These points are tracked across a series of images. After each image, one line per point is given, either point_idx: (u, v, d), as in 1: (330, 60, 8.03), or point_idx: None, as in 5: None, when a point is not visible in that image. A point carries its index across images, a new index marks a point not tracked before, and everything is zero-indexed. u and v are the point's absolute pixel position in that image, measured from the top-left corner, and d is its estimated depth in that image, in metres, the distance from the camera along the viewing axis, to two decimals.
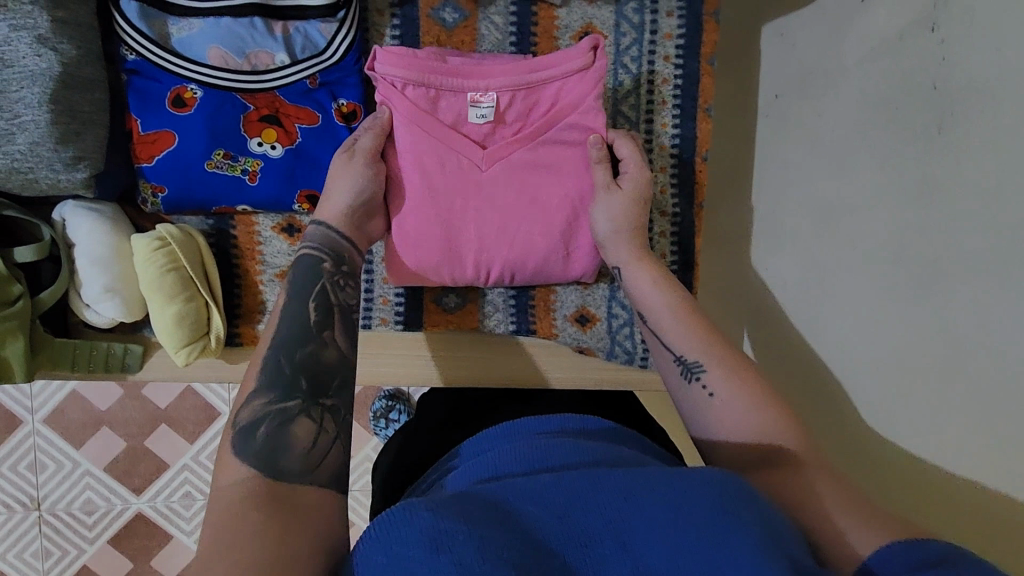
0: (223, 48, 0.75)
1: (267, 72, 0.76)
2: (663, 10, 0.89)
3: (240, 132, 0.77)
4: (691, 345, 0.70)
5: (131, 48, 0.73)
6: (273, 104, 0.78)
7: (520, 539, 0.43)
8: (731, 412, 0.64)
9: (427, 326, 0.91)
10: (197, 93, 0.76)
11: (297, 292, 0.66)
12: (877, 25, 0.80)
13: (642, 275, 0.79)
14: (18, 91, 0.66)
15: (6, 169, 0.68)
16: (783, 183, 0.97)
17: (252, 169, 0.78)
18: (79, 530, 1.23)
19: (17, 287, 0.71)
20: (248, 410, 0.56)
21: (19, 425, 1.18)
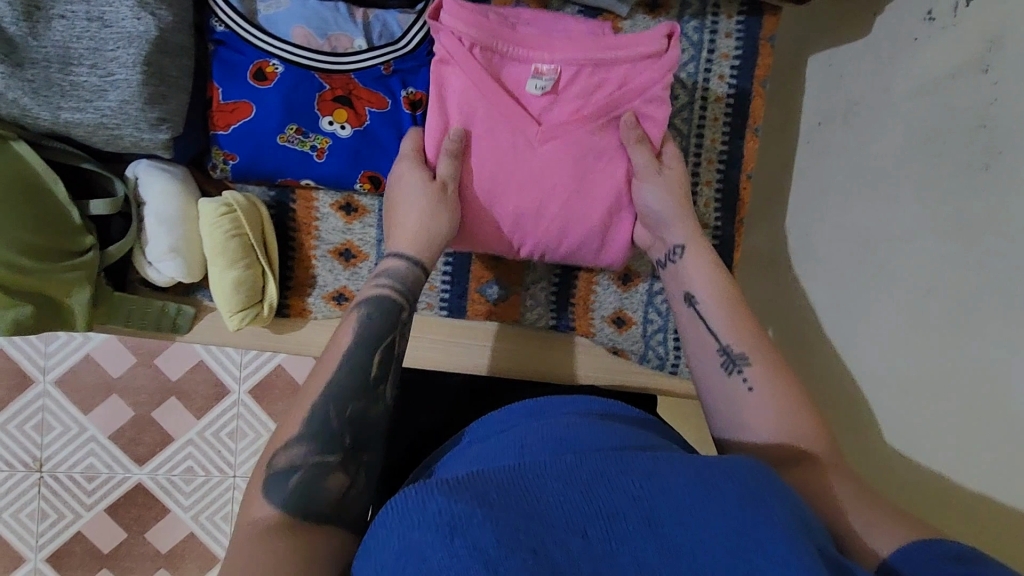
0: (307, 28, 0.79)
1: (345, 55, 0.80)
2: (723, 31, 0.92)
3: (314, 109, 0.80)
4: (735, 336, 0.73)
5: (220, 20, 0.77)
6: (348, 86, 0.81)
7: (539, 520, 0.43)
8: (761, 408, 0.68)
9: (471, 314, 0.94)
10: (278, 68, 0.79)
11: (369, 334, 0.70)
12: (925, 64, 0.84)
13: (701, 255, 0.81)
14: (115, 50, 0.69)
15: (94, 124, 0.70)
16: (820, 208, 1.01)
17: (321, 146, 0.81)
18: (77, 495, 1.25)
19: (87, 239, 0.74)
20: (287, 454, 0.60)
21: (30, 384, 1.22)
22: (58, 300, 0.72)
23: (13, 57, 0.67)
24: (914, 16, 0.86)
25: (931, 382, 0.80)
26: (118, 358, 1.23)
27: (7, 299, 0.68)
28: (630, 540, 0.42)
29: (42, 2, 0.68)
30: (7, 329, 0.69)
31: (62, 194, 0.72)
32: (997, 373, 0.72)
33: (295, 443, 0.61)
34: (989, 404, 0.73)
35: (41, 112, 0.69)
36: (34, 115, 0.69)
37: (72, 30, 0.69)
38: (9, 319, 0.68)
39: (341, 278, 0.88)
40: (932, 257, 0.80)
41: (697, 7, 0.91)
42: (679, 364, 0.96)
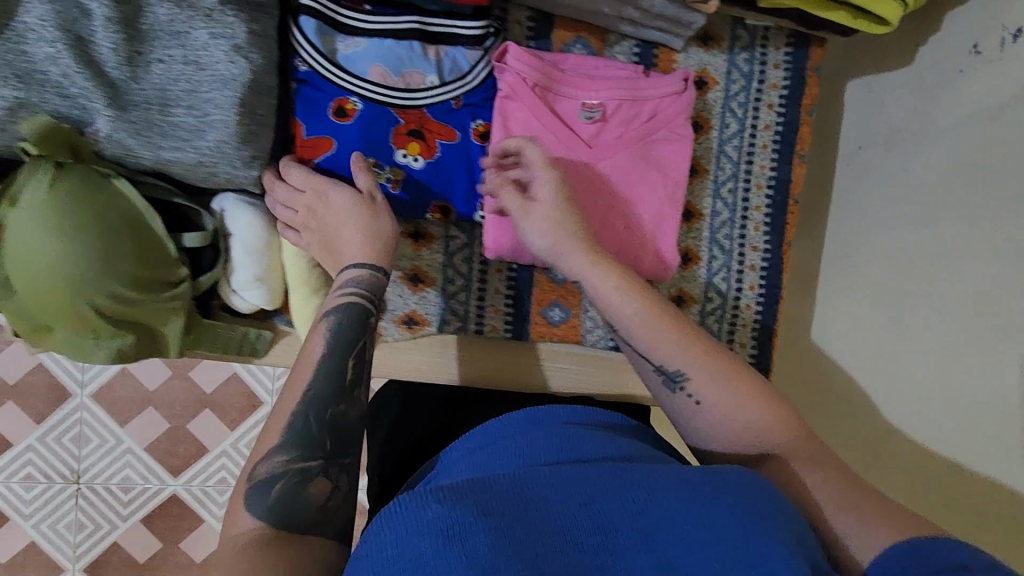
0: (383, 66, 0.82)
1: (419, 91, 0.83)
2: (772, 62, 0.96)
3: (389, 142, 0.83)
4: (668, 352, 0.71)
5: (304, 60, 0.80)
6: (421, 120, 0.84)
7: (541, 529, 0.47)
8: (718, 417, 0.67)
9: (535, 336, 0.96)
10: (357, 104, 0.82)
11: (342, 346, 0.71)
12: (973, 95, 0.87)
13: (607, 277, 0.74)
14: (211, 92, 0.73)
15: (192, 163, 0.74)
16: (860, 230, 1.04)
17: (395, 178, 0.84)
18: (114, 506, 1.31)
19: (182, 270, 0.78)
20: (268, 465, 0.62)
21: (68, 398, 1.29)
22: (156, 329, 0.77)
23: (118, 100, 0.71)
24: (961, 48, 0.90)
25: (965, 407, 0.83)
26: (154, 372, 1.30)
27: (112, 329, 0.74)
28: (617, 550, 0.47)
29: (142, 46, 0.71)
30: (112, 357, 0.75)
31: (159, 229, 0.75)
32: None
33: (276, 453, 0.63)
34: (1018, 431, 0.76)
35: (144, 153, 0.73)
36: (137, 155, 0.73)
37: (169, 74, 0.72)
38: (113, 349, 0.74)
39: (410, 302, 0.92)
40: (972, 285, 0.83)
41: (747, 40, 0.95)
42: None
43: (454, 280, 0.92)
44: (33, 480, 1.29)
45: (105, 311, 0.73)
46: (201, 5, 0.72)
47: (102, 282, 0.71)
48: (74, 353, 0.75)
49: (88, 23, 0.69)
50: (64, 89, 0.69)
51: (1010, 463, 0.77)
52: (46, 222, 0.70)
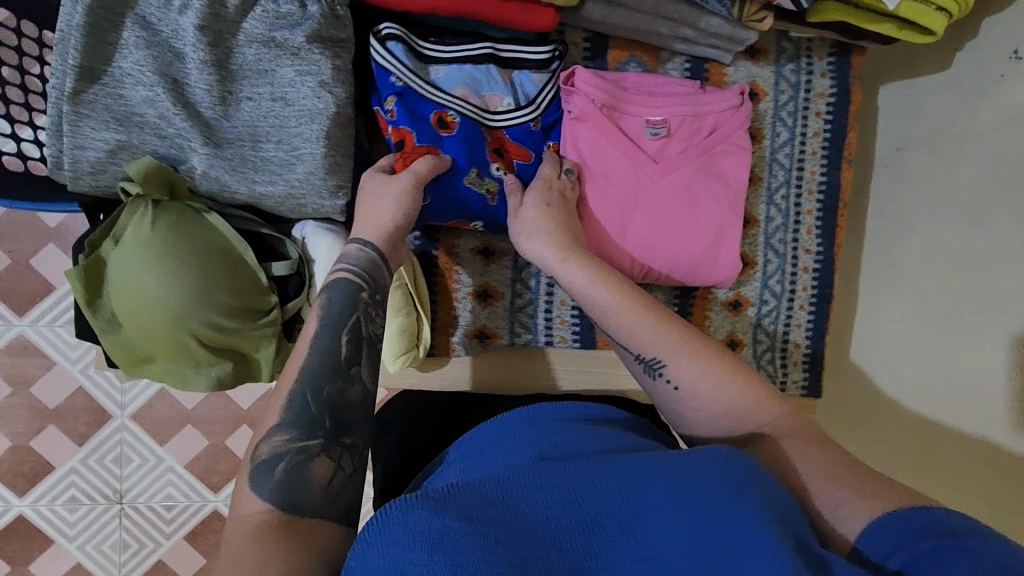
0: (466, 89, 0.85)
1: (500, 113, 0.86)
2: (817, 72, 0.99)
3: (486, 156, 0.86)
4: (644, 340, 0.70)
5: (399, 77, 0.82)
6: (502, 141, 0.88)
7: (519, 532, 0.48)
8: (698, 399, 0.67)
9: (600, 345, 0.98)
10: (456, 118, 0.84)
11: (331, 320, 0.70)
12: (1015, 99, 0.90)
13: (574, 271, 0.75)
14: (299, 127, 0.76)
15: (283, 195, 0.77)
16: (900, 230, 1.07)
17: (492, 190, 0.86)
18: (157, 524, 1.35)
19: (272, 298, 0.80)
20: (268, 445, 0.61)
21: (109, 419, 1.31)
22: (249, 356, 0.80)
23: (213, 139, 0.74)
24: (1002, 55, 0.93)
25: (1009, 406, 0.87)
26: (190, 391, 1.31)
27: (212, 357, 0.77)
28: (602, 543, 0.48)
29: (232, 85, 0.75)
30: (212, 384, 0.79)
31: (251, 259, 0.78)
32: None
33: (276, 432, 0.62)
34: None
35: (239, 187, 0.76)
36: (232, 190, 0.76)
37: (259, 110, 0.75)
38: (214, 376, 0.78)
39: (479, 316, 0.95)
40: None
41: (793, 51, 0.98)
42: (786, 382, 1.05)
43: (522, 294, 0.96)
44: (76, 502, 1.32)
45: (205, 341, 0.76)
46: (289, 44, 0.74)
47: (201, 314, 0.74)
48: (175, 381, 0.79)
49: (182, 66, 0.73)
50: (162, 130, 0.73)
51: None
52: (148, 259, 0.73)
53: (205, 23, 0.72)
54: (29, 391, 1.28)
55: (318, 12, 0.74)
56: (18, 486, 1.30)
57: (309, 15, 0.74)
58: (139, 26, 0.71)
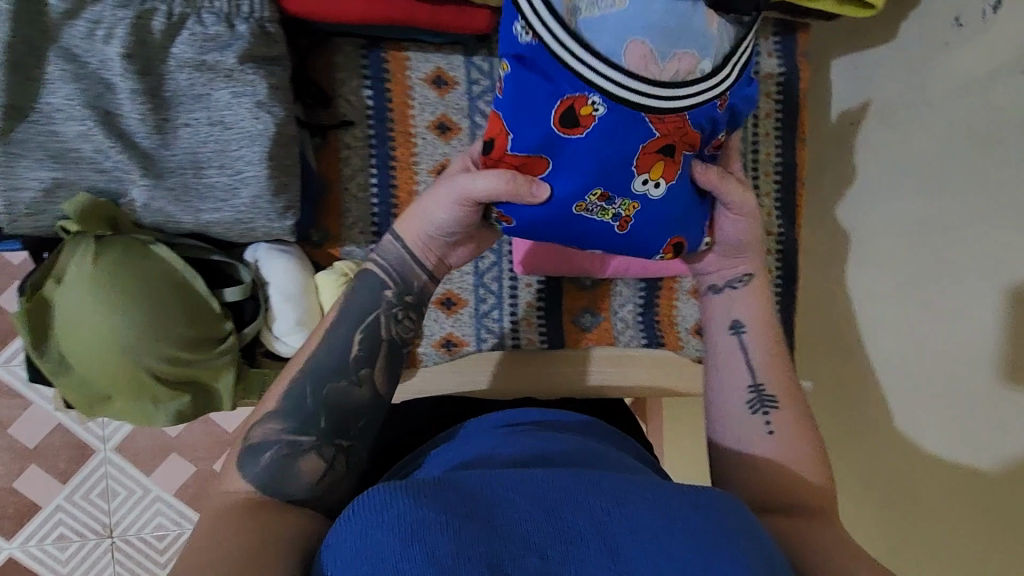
0: (647, 42, 0.59)
1: (686, 84, 0.61)
2: (764, 52, 0.99)
3: (625, 162, 0.64)
4: (774, 379, 0.72)
5: (528, 28, 0.60)
6: (680, 129, 0.64)
7: (495, 533, 0.47)
8: (783, 454, 0.68)
9: (570, 344, 0.98)
10: (597, 107, 0.62)
11: (353, 320, 0.70)
12: (962, 65, 0.90)
13: (762, 295, 0.76)
14: (240, 150, 0.74)
15: (231, 221, 0.76)
16: (860, 202, 1.07)
17: (625, 213, 0.68)
18: (150, 554, 1.36)
19: (227, 325, 0.79)
20: (261, 430, 0.63)
21: (92, 454, 1.33)
22: (209, 385, 0.79)
23: (153, 169, 0.72)
24: (944, 21, 0.94)
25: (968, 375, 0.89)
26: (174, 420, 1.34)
27: (170, 392, 0.76)
28: (580, 555, 0.46)
29: (168, 113, 0.73)
30: (173, 418, 0.78)
31: (202, 287, 0.77)
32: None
33: (269, 420, 0.64)
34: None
35: (184, 217, 0.74)
36: (177, 220, 0.74)
37: (197, 136, 0.74)
38: (173, 411, 0.77)
39: (444, 325, 0.95)
40: (979, 252, 0.88)
41: None
42: None
43: (485, 299, 0.95)
44: (67, 539, 1.34)
45: (160, 375, 0.74)
46: (221, 67, 0.73)
47: (152, 349, 0.73)
48: (135, 419, 0.77)
49: (113, 97, 0.70)
50: (98, 164, 0.71)
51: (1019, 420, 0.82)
52: (93, 296, 0.71)
53: (131, 50, 0.70)
54: (8, 433, 1.30)
55: (247, 31, 0.73)
56: (6, 528, 1.32)
57: (238, 35, 0.73)
58: (64, 58, 0.68)
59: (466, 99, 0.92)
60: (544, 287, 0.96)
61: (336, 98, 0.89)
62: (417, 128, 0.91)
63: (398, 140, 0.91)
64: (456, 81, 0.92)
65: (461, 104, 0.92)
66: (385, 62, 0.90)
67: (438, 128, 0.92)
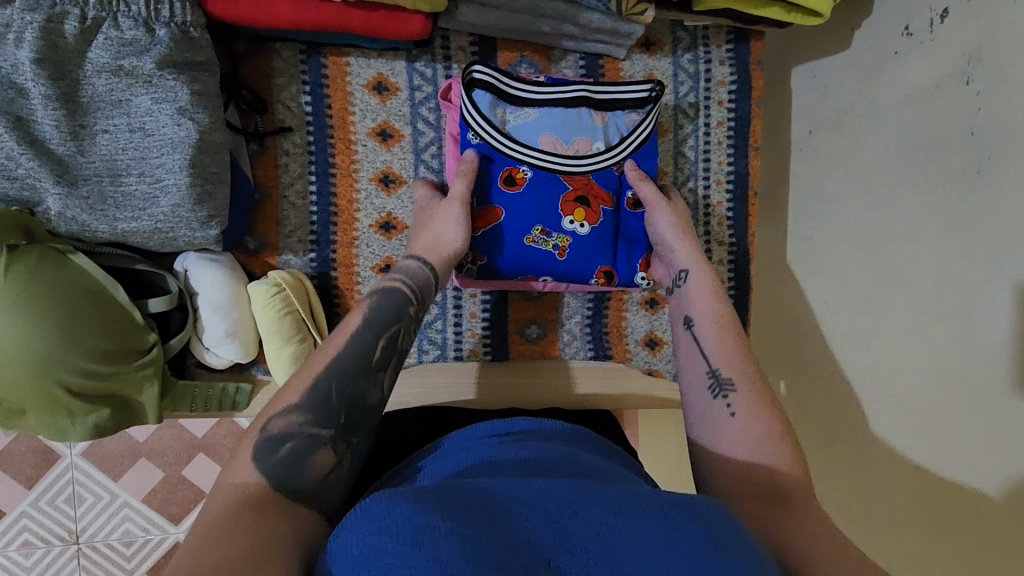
0: (553, 135, 0.85)
1: (587, 158, 0.84)
2: (716, 60, 0.97)
3: (558, 211, 0.85)
4: (726, 360, 0.72)
5: (476, 134, 0.83)
6: (587, 186, 0.86)
7: (506, 542, 0.44)
8: (747, 434, 0.65)
9: (514, 355, 0.97)
10: (527, 173, 0.85)
11: (374, 324, 0.68)
12: (913, 74, 0.88)
13: (706, 284, 0.80)
14: (160, 158, 0.72)
15: (150, 231, 0.74)
16: (820, 212, 1.05)
17: (562, 245, 0.85)
18: (118, 560, 1.32)
19: (150, 336, 0.77)
20: (280, 423, 0.58)
21: (57, 459, 1.27)
22: (131, 398, 0.77)
23: (68, 177, 0.71)
24: (894, 30, 0.92)
25: (920, 390, 0.86)
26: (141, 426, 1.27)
27: (87, 406, 0.74)
28: (584, 565, 0.43)
29: (84, 119, 0.71)
30: (90, 432, 0.76)
31: (123, 298, 0.75)
32: (976, 380, 0.79)
33: (289, 412, 0.59)
34: (978, 411, 0.79)
35: (101, 226, 0.72)
36: (93, 229, 0.73)
37: (116, 143, 0.72)
38: (90, 424, 0.75)
39: None
40: (926, 265, 0.86)
41: (689, 41, 0.96)
42: None
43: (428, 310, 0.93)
44: (32, 546, 1.29)
45: (75, 389, 0.72)
46: (139, 72, 0.71)
47: (66, 362, 0.70)
48: (52, 433, 0.75)
49: (26, 102, 0.68)
50: (10, 171, 0.69)
51: (971, 437, 0.80)
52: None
53: (43, 55, 0.68)
54: None
55: (167, 36, 0.71)
56: None
57: (157, 40, 0.71)
58: None
59: (408, 106, 0.90)
60: (489, 299, 0.95)
61: (274, 104, 0.87)
62: (357, 135, 0.89)
63: (338, 148, 0.89)
64: (398, 88, 0.90)
65: (403, 110, 0.90)
66: (325, 68, 0.87)
67: (379, 134, 0.90)
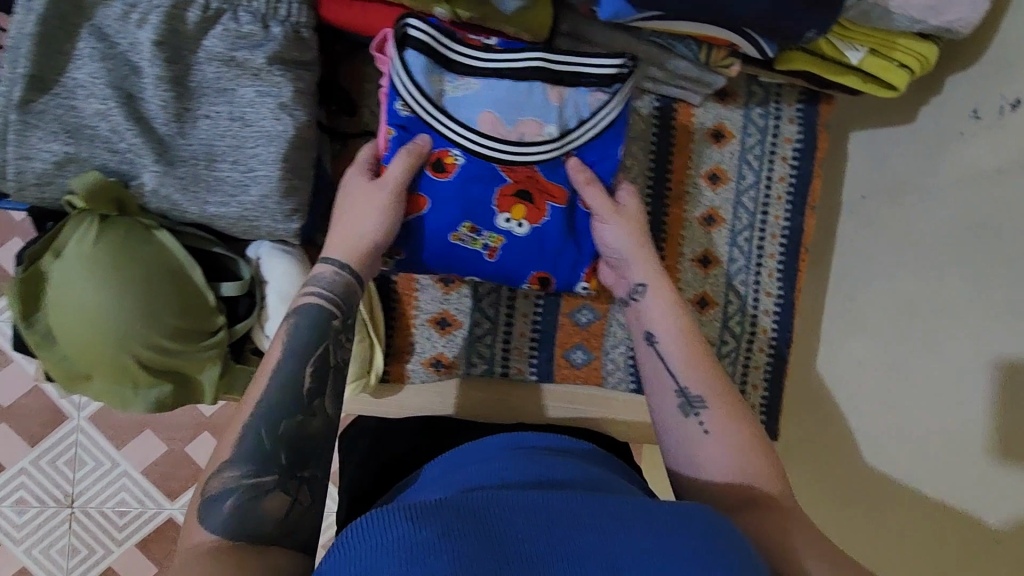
0: (495, 113, 0.77)
1: (532, 143, 0.77)
2: (786, 118, 1.00)
3: (493, 207, 0.80)
4: (693, 378, 0.73)
5: (406, 104, 0.76)
6: (531, 179, 0.80)
7: (496, 552, 0.45)
8: (722, 451, 0.68)
9: (557, 378, 0.99)
10: (459, 158, 0.78)
11: (298, 348, 0.68)
12: (976, 157, 0.91)
13: (664, 296, 0.78)
14: (255, 148, 0.74)
15: (235, 217, 0.76)
16: (865, 276, 1.07)
17: (493, 244, 0.82)
18: (108, 531, 1.27)
19: (219, 319, 0.78)
20: (222, 478, 0.60)
21: (63, 421, 1.25)
22: (192, 376, 0.79)
23: (166, 156, 0.73)
24: (961, 112, 0.95)
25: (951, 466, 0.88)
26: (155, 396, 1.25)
27: (153, 379, 0.76)
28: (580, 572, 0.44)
29: (190, 103, 0.73)
30: (151, 406, 0.77)
31: (199, 279, 0.76)
32: (1005, 460, 0.80)
33: (230, 466, 0.60)
34: (1004, 494, 0.80)
35: (189, 207, 0.74)
36: (182, 209, 0.74)
37: (215, 129, 0.74)
38: (153, 398, 0.77)
39: (437, 345, 0.95)
40: (967, 343, 0.88)
41: (762, 96, 0.99)
42: None
43: (481, 324, 0.95)
44: (26, 504, 1.25)
45: (145, 362, 0.74)
46: (249, 65, 0.73)
47: (140, 334, 0.72)
48: (115, 402, 0.77)
49: (138, 80, 0.71)
50: (113, 145, 0.72)
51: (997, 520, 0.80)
52: (86, 276, 0.71)
53: (164, 38, 0.71)
54: None
55: (281, 34, 0.73)
56: None
57: (271, 37, 0.73)
58: (96, 37, 0.70)
59: None
60: (540, 316, 0.96)
61: (362, 108, 0.89)
62: None
63: None
64: None
65: None
66: None
67: None
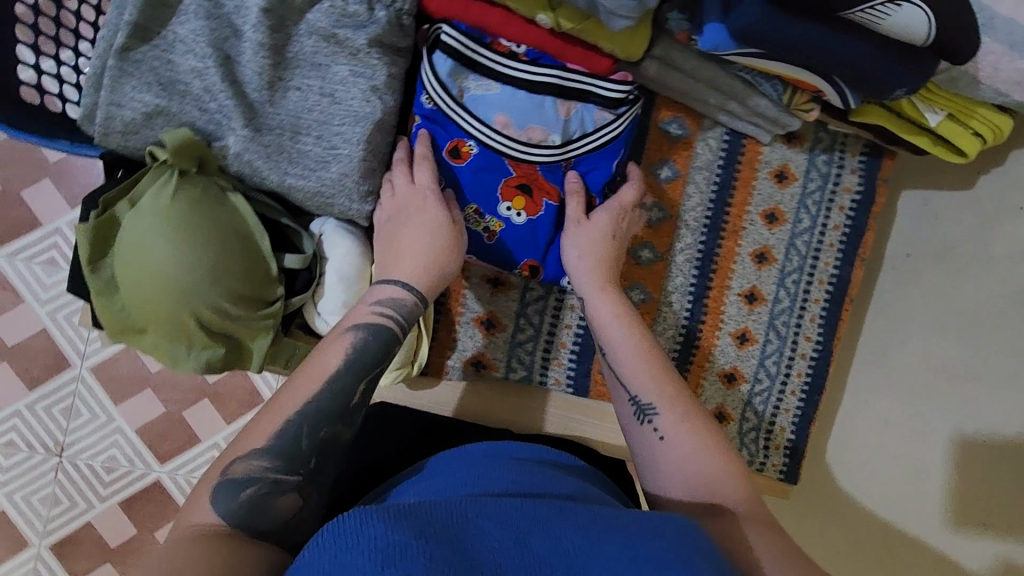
0: (508, 116, 0.79)
1: (536, 150, 0.80)
2: (848, 167, 1.01)
3: (497, 195, 0.83)
4: (643, 386, 0.73)
5: (431, 98, 0.79)
6: (532, 176, 0.83)
7: (468, 562, 0.45)
8: (676, 456, 0.68)
9: (594, 395, 0.98)
10: (473, 148, 0.81)
11: (355, 364, 0.67)
12: None
13: (609, 304, 0.79)
14: (341, 126, 0.74)
15: (312, 192, 0.76)
16: (903, 334, 1.07)
17: (493, 228, 0.84)
18: (94, 486, 1.20)
19: (278, 290, 0.78)
20: (243, 467, 0.59)
21: (66, 366, 1.18)
22: (244, 343, 0.78)
23: (254, 122, 0.73)
24: None
25: None
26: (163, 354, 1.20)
27: (209, 340, 0.75)
28: None
29: (285, 73, 0.73)
30: (201, 367, 0.77)
31: (265, 246, 0.76)
32: None
33: (255, 456, 0.60)
34: None
35: (269, 175, 0.74)
36: (262, 176, 0.75)
37: (304, 102, 0.74)
38: (203, 359, 0.76)
39: (478, 344, 0.95)
40: None
41: (828, 143, 1.00)
42: (764, 464, 1.06)
43: (524, 329, 0.96)
44: (14, 447, 1.19)
45: (204, 322, 0.74)
46: (349, 44, 0.73)
47: (204, 293, 0.72)
48: (165, 358, 0.77)
49: (237, 43, 0.72)
50: (204, 104, 0.72)
51: None
52: (160, 225, 0.71)
53: (271, 7, 0.71)
54: None
55: (384, 18, 0.73)
56: None
57: (374, 19, 0.73)
58: None
59: None
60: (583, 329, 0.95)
61: None
62: None
63: None
64: None
65: None
66: None
67: None
